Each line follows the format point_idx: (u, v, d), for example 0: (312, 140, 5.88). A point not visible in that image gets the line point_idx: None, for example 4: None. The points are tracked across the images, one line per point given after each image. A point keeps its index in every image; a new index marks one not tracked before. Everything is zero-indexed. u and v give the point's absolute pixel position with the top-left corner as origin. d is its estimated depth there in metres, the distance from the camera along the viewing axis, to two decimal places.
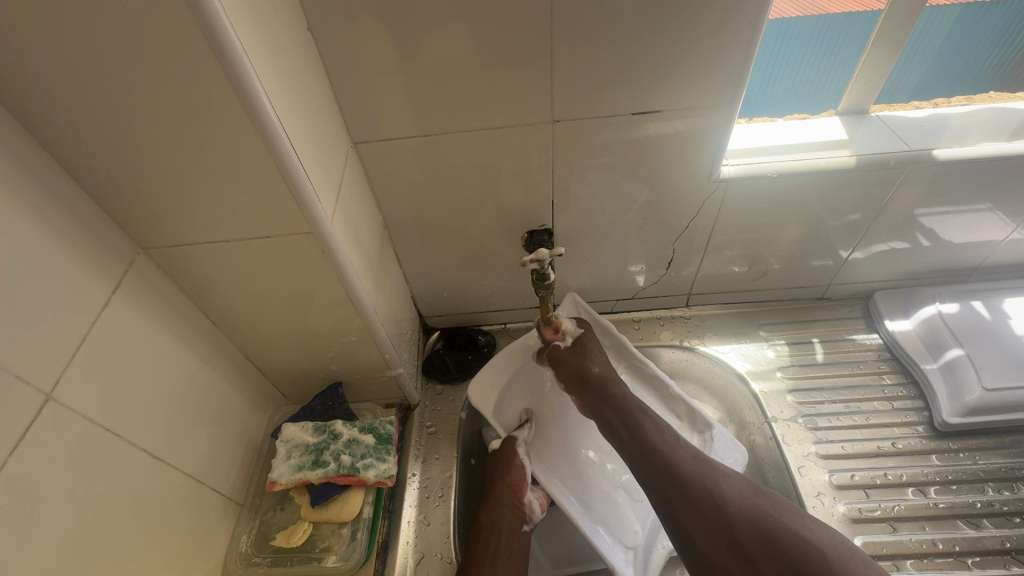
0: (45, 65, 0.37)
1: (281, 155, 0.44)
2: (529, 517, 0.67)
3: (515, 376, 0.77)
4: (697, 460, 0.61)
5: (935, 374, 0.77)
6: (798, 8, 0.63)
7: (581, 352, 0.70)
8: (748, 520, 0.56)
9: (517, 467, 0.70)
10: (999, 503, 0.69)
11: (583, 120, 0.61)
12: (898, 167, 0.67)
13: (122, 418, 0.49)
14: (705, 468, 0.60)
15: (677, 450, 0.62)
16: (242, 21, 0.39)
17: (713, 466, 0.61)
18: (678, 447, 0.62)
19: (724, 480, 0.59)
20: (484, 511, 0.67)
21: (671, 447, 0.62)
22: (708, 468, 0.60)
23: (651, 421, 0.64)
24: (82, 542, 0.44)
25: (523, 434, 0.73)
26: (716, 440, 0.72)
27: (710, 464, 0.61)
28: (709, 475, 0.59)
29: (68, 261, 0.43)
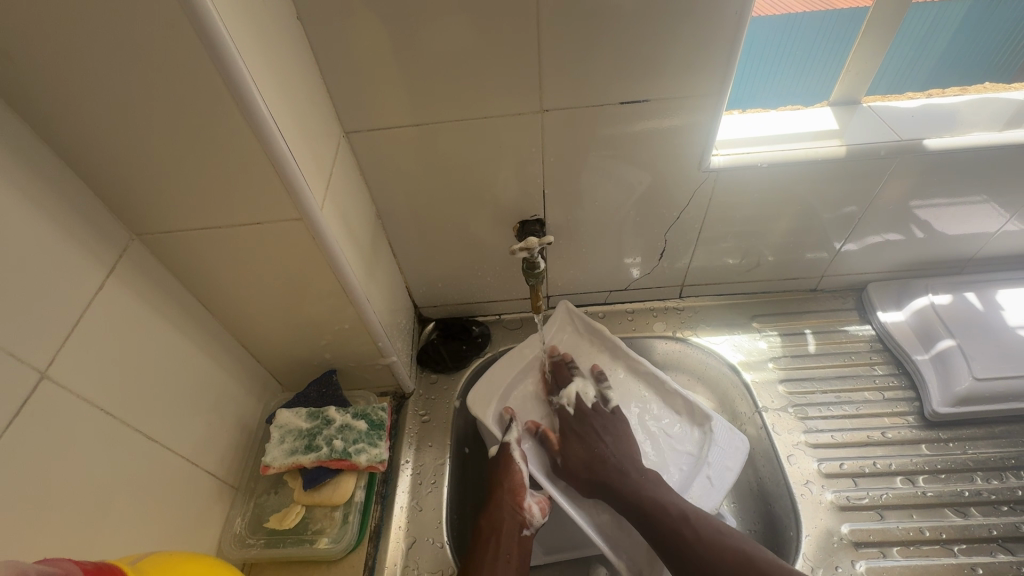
0: (37, 51, 0.38)
1: (269, 142, 0.45)
2: (528, 521, 0.67)
3: (512, 379, 0.79)
4: (695, 533, 0.61)
5: (927, 365, 0.77)
6: (805, 5, 0.65)
7: (567, 441, 0.73)
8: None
9: (513, 472, 0.69)
10: (987, 492, 0.69)
11: (572, 109, 0.62)
12: (887, 157, 0.67)
13: (116, 400, 0.50)
14: (702, 542, 0.60)
15: (676, 523, 0.62)
16: (229, 8, 0.40)
17: (716, 539, 0.60)
18: (676, 519, 0.62)
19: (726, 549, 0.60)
20: (483, 516, 0.67)
21: (669, 523, 0.62)
22: (711, 537, 0.60)
23: (652, 490, 0.65)
24: (76, 517, 0.45)
25: (515, 434, 0.73)
26: (716, 431, 0.72)
27: (711, 535, 0.61)
28: (710, 545, 0.60)
29: (62, 244, 0.45)
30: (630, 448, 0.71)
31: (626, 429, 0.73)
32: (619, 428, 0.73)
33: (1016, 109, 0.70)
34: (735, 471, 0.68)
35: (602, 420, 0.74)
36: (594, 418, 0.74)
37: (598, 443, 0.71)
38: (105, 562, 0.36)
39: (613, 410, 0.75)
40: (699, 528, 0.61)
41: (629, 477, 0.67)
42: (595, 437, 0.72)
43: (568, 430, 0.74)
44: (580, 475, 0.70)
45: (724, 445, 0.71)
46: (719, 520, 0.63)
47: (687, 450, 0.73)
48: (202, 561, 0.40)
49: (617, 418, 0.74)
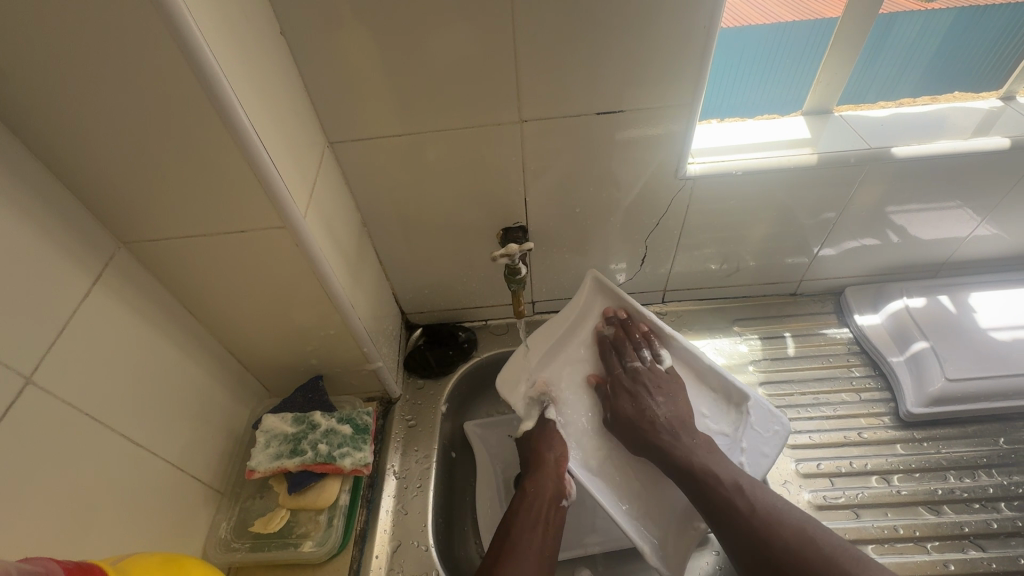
0: (24, 66, 0.40)
1: (251, 152, 0.47)
2: (567, 494, 0.69)
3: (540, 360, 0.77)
4: (749, 504, 0.60)
5: (901, 366, 0.79)
6: (793, 14, 0.67)
7: (618, 398, 0.73)
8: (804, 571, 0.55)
9: (557, 445, 0.71)
10: (959, 490, 0.71)
11: (549, 120, 0.64)
12: (857, 164, 0.69)
13: (102, 404, 0.51)
14: (761, 513, 0.60)
15: (730, 493, 0.61)
16: (213, 27, 0.42)
17: (770, 513, 0.59)
18: (731, 488, 0.62)
19: (786, 510, 0.60)
20: (528, 483, 0.68)
21: (722, 490, 0.62)
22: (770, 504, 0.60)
23: (704, 456, 0.65)
24: (64, 521, 0.46)
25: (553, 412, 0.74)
26: (753, 412, 0.71)
27: (765, 508, 0.60)
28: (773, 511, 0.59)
29: (48, 252, 0.46)
30: (682, 409, 0.70)
31: (677, 393, 0.72)
32: (671, 390, 0.72)
33: (985, 118, 0.72)
34: (771, 458, 0.68)
35: (656, 377, 0.73)
36: (648, 378, 0.73)
37: (650, 403, 0.71)
38: (86, 562, 0.37)
39: (668, 368, 0.74)
40: (754, 491, 0.61)
41: (680, 440, 0.67)
42: (645, 397, 0.71)
43: (620, 387, 0.74)
44: (633, 436, 0.70)
45: (760, 428, 0.70)
46: (771, 493, 0.62)
47: (722, 429, 0.72)
48: (180, 563, 0.41)
49: (672, 379, 0.74)
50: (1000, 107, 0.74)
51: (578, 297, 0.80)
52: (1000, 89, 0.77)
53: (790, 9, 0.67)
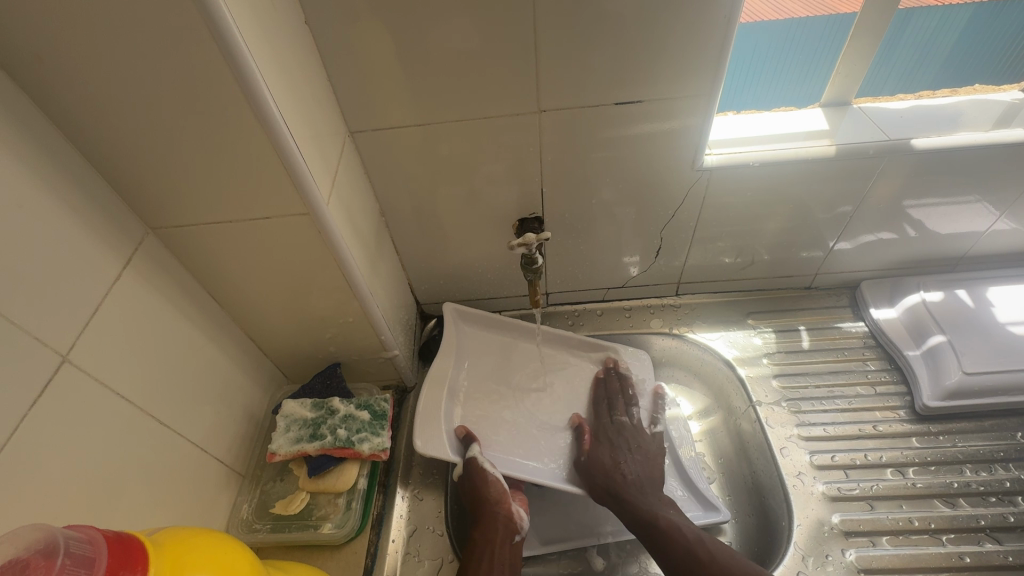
0: (62, 54, 0.41)
1: (277, 138, 0.47)
2: (519, 529, 0.68)
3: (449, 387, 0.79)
4: (707, 551, 0.63)
5: (918, 360, 0.79)
6: (807, 10, 0.68)
7: (599, 444, 0.75)
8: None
9: (492, 483, 0.69)
10: (976, 483, 0.70)
11: (568, 110, 0.64)
12: (876, 156, 0.68)
13: (132, 386, 0.52)
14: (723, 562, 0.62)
15: (692, 544, 0.64)
16: (243, 16, 0.43)
17: (728, 562, 0.62)
18: (691, 537, 0.65)
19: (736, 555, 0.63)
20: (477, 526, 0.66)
21: (679, 539, 0.64)
22: (722, 548, 0.64)
23: (671, 512, 0.68)
24: (95, 499, 0.48)
25: (476, 450, 0.72)
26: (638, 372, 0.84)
27: (720, 554, 0.63)
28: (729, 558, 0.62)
29: (82, 237, 0.47)
30: (656, 471, 0.73)
31: (660, 449, 0.76)
32: (650, 450, 0.76)
33: (1005, 111, 0.71)
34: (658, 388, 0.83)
35: (634, 436, 0.76)
36: (631, 433, 0.77)
37: (625, 457, 0.73)
38: (125, 533, 0.38)
39: (657, 433, 0.78)
40: (716, 544, 0.64)
41: (647, 497, 0.69)
42: (624, 450, 0.74)
43: (602, 436, 0.76)
44: (598, 478, 0.71)
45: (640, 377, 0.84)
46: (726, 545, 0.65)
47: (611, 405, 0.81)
48: (211, 537, 0.42)
49: (654, 440, 0.77)
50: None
51: (446, 336, 0.83)
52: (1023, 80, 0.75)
53: (804, 5, 0.67)
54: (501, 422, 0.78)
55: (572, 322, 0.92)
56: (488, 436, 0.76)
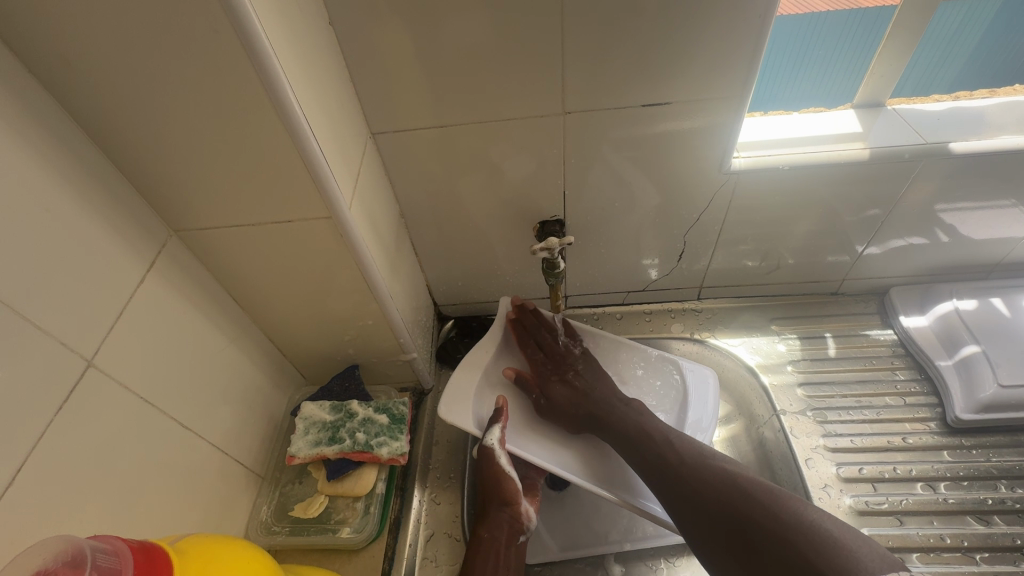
0: (89, 58, 0.40)
1: (302, 142, 0.47)
2: (525, 527, 0.65)
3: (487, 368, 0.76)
4: (678, 454, 0.63)
5: (950, 371, 0.76)
6: (830, 3, 0.64)
7: (546, 380, 0.76)
8: (728, 513, 0.55)
9: (504, 480, 0.65)
10: (1011, 500, 0.68)
11: (593, 113, 0.62)
12: (912, 160, 0.66)
13: (155, 389, 0.52)
14: (692, 463, 0.61)
15: (661, 448, 0.64)
16: (269, 20, 0.42)
17: (698, 460, 0.61)
18: (662, 443, 0.65)
19: (716, 461, 0.61)
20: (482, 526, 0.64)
21: (654, 446, 0.65)
22: (705, 454, 0.62)
23: (635, 411, 0.70)
24: (117, 501, 0.48)
25: (497, 434, 0.67)
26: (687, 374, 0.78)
27: (694, 457, 0.62)
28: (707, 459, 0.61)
29: (107, 240, 0.47)
30: (608, 381, 0.76)
31: (598, 370, 0.77)
32: (595, 368, 0.77)
33: None
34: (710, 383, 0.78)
35: (577, 360, 0.78)
36: (570, 360, 0.78)
37: (579, 381, 0.75)
38: (149, 542, 0.38)
39: (583, 350, 0.80)
40: (694, 449, 0.63)
41: (613, 407, 0.71)
42: (575, 376, 0.76)
43: (546, 374, 0.77)
44: (567, 411, 0.73)
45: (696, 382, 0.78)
46: (700, 444, 0.64)
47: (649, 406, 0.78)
48: (232, 545, 0.42)
49: (591, 360, 0.79)
50: None
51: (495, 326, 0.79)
52: None
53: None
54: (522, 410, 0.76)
55: (591, 326, 0.91)
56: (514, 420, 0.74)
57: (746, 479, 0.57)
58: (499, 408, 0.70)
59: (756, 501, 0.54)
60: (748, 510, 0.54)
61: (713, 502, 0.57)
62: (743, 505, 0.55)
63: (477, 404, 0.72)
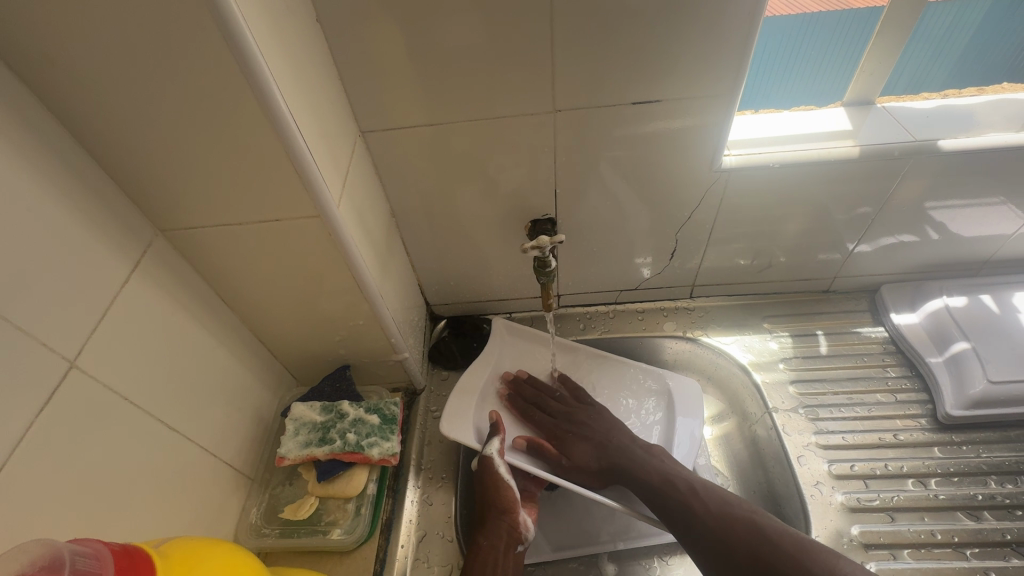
0: (68, 52, 0.40)
1: (288, 139, 0.46)
2: (523, 537, 0.65)
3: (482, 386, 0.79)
4: (705, 505, 0.62)
5: (940, 368, 0.77)
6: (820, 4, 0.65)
7: (563, 443, 0.74)
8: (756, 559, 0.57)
9: (503, 490, 0.66)
10: (1001, 495, 0.69)
11: (584, 110, 0.62)
12: (902, 158, 0.66)
13: (140, 390, 0.51)
14: (716, 507, 0.62)
15: (686, 497, 0.63)
16: (254, 15, 0.42)
17: (724, 510, 0.61)
18: (686, 491, 0.64)
19: (738, 505, 0.62)
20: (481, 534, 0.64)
21: (679, 497, 0.64)
22: (725, 498, 0.63)
23: (657, 460, 0.69)
24: (102, 505, 0.47)
25: (495, 445, 0.69)
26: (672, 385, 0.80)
27: (719, 505, 0.62)
28: (728, 505, 0.62)
29: (89, 239, 0.46)
30: (621, 429, 0.74)
31: (610, 419, 0.75)
32: (606, 417, 0.76)
33: None
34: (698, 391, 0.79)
35: (587, 414, 0.76)
36: (580, 413, 0.76)
37: (594, 432, 0.74)
38: (132, 546, 0.37)
39: (593, 403, 0.78)
40: (715, 492, 0.64)
41: (632, 456, 0.69)
42: (590, 429, 0.74)
43: (562, 432, 0.75)
44: (590, 469, 0.71)
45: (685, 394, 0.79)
46: (722, 490, 0.64)
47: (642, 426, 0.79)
48: (218, 548, 0.42)
49: (599, 408, 0.77)
50: None
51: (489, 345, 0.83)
52: None
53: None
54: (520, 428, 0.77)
55: (584, 324, 0.91)
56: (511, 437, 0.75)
57: (768, 523, 0.59)
58: (496, 422, 0.72)
59: (791, 551, 0.56)
60: (780, 558, 0.56)
61: (743, 549, 0.58)
62: (777, 554, 0.56)
63: (473, 419, 0.75)
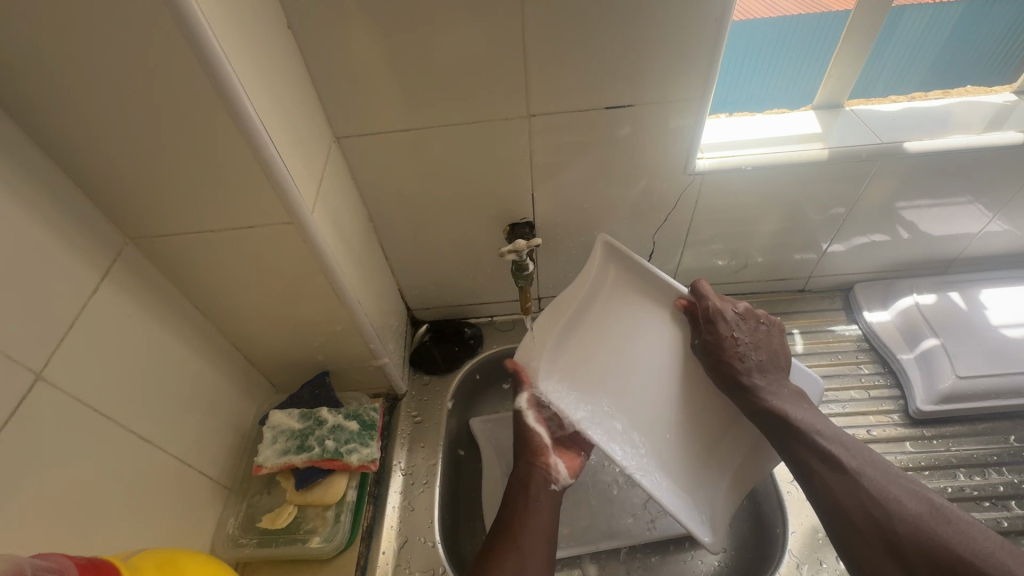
0: (31, 59, 0.39)
1: (258, 146, 0.46)
2: (554, 477, 0.67)
3: (579, 318, 0.72)
4: (860, 464, 0.55)
5: (911, 363, 0.79)
6: (801, 7, 0.66)
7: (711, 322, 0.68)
8: (890, 542, 0.50)
9: (530, 435, 0.69)
10: (970, 488, 0.70)
11: (558, 115, 0.63)
12: (869, 159, 0.68)
13: (110, 400, 0.51)
14: (859, 480, 0.54)
15: (834, 450, 0.57)
16: (222, 21, 0.41)
17: (882, 478, 0.54)
18: (832, 444, 0.57)
19: (892, 473, 0.54)
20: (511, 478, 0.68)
21: (821, 443, 0.57)
22: (881, 466, 0.55)
23: (810, 412, 0.61)
24: (71, 517, 0.46)
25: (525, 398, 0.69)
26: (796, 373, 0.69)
27: (876, 472, 0.54)
28: (887, 474, 0.54)
29: (55, 247, 0.46)
30: (779, 356, 0.67)
31: (783, 348, 0.68)
32: (767, 339, 0.68)
33: (996, 112, 0.71)
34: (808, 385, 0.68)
35: (757, 325, 0.69)
36: (744, 317, 0.68)
37: (746, 341, 0.66)
38: (97, 558, 0.37)
39: (767, 321, 0.70)
40: (862, 465, 0.55)
41: (772, 389, 0.63)
42: (744, 336, 0.67)
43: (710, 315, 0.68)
44: (718, 367, 0.66)
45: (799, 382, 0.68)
46: (882, 459, 0.57)
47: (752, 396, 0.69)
48: (190, 559, 0.41)
49: (764, 325, 0.69)
50: (1015, 101, 0.73)
51: (589, 271, 0.72)
52: (1013, 83, 0.75)
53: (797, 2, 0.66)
54: (612, 369, 0.70)
55: None
56: (604, 380, 0.70)
57: (937, 502, 0.51)
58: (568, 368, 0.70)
59: (964, 543, 0.47)
60: (923, 547, 0.48)
61: (873, 526, 0.51)
62: (943, 543, 0.48)
63: (551, 356, 0.70)
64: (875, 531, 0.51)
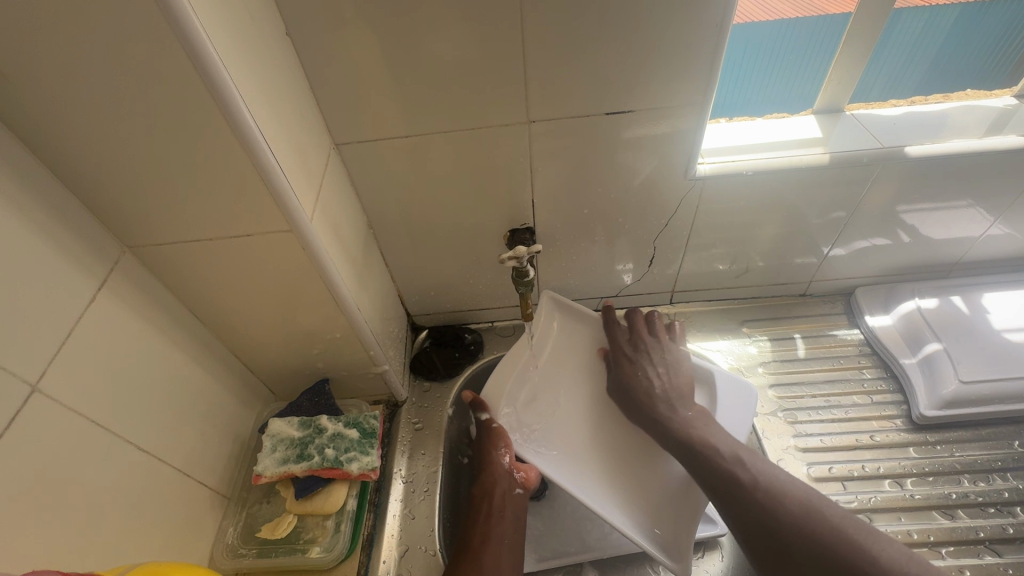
0: (26, 69, 0.39)
1: (257, 155, 0.46)
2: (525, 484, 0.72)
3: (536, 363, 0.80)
4: (751, 475, 0.61)
5: (913, 368, 0.78)
6: (798, 11, 0.65)
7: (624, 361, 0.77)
8: (783, 552, 0.55)
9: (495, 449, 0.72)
10: (974, 494, 0.70)
11: (557, 121, 0.63)
12: (870, 164, 0.68)
13: (107, 411, 0.50)
14: (755, 493, 0.59)
15: (730, 464, 0.63)
16: (219, 31, 0.41)
17: (772, 487, 0.60)
18: (726, 456, 0.63)
19: (780, 480, 0.60)
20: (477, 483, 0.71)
21: (717, 458, 0.64)
22: (771, 476, 0.61)
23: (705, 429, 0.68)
24: (68, 530, 0.46)
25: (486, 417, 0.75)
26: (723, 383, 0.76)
27: (767, 482, 0.60)
28: (773, 484, 0.60)
29: (53, 258, 0.45)
30: (685, 380, 0.74)
31: (687, 371, 0.75)
32: (676, 366, 0.76)
33: (997, 117, 0.71)
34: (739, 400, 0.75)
35: (664, 354, 0.77)
36: (652, 347, 0.77)
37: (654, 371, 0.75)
38: None
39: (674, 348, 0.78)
40: (756, 478, 0.61)
41: (677, 414, 0.70)
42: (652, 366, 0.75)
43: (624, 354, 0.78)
44: (633, 401, 0.74)
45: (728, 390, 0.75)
46: (771, 466, 0.63)
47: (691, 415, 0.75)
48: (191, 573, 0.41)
49: (670, 351, 0.77)
50: (1015, 105, 0.73)
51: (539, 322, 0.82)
52: (1014, 88, 0.75)
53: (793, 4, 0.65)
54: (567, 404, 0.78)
55: None
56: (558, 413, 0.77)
57: (825, 509, 0.57)
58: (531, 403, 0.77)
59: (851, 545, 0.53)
60: (812, 553, 0.54)
61: (770, 539, 0.56)
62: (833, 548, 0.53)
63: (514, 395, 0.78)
64: (771, 543, 0.56)
